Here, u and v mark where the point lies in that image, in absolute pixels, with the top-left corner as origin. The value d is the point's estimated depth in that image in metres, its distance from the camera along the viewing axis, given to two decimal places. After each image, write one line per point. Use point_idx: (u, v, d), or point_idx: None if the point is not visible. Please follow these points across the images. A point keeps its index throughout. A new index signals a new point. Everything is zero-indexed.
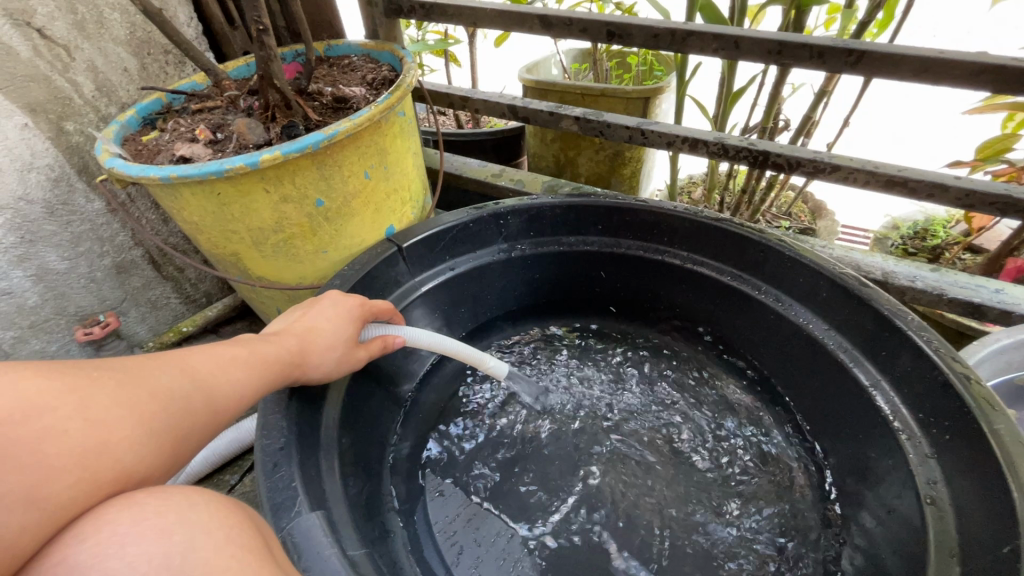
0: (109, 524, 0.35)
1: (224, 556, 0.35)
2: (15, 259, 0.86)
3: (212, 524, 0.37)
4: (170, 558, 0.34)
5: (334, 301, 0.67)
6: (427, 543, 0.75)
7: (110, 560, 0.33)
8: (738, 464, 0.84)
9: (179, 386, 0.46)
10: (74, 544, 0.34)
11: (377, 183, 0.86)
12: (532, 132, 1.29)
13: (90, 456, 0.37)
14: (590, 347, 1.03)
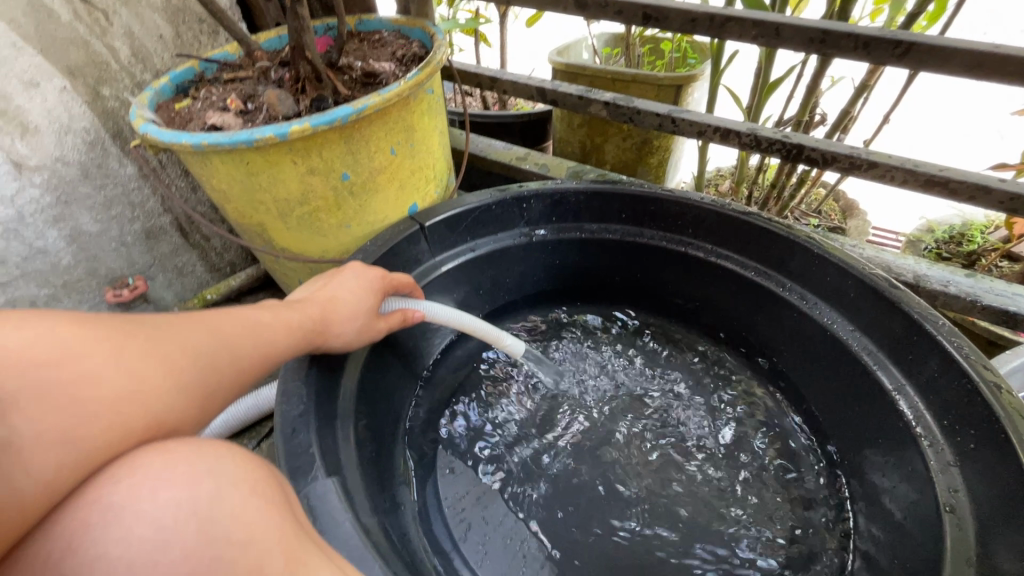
0: (142, 469, 0.36)
1: (249, 509, 0.36)
2: (51, 219, 0.89)
3: (238, 476, 0.38)
4: (198, 505, 0.35)
5: (357, 272, 0.67)
6: (436, 518, 0.77)
7: (142, 503, 0.34)
8: (752, 460, 0.83)
9: (207, 343, 0.47)
10: (108, 486, 0.35)
11: (402, 159, 0.86)
12: (559, 116, 1.28)
13: (123, 402, 0.38)
14: (606, 335, 1.02)
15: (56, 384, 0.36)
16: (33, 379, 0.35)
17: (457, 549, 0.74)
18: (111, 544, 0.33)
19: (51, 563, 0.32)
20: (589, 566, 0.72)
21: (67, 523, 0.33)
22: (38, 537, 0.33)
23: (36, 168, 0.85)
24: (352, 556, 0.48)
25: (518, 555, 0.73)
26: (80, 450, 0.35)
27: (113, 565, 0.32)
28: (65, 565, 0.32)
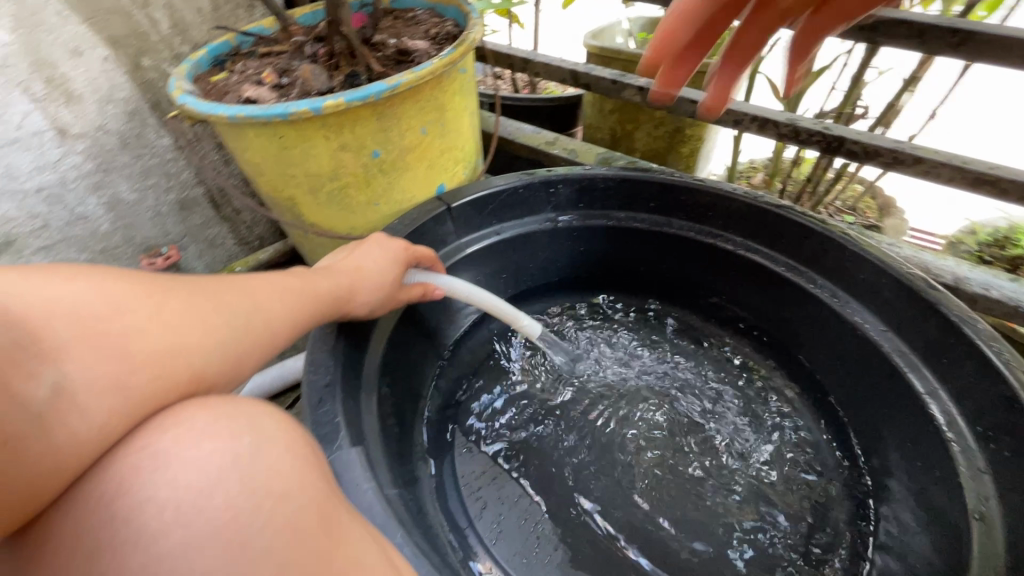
0: (187, 419, 0.38)
1: (284, 466, 0.38)
2: (91, 186, 0.90)
3: (276, 432, 0.40)
4: (240, 457, 0.36)
5: (382, 243, 0.68)
6: (453, 495, 0.78)
7: (187, 452, 0.36)
8: (773, 456, 0.81)
9: (238, 304, 0.50)
10: (156, 435, 0.37)
11: (433, 139, 0.86)
12: (590, 102, 1.26)
13: (163, 354, 0.41)
14: (628, 324, 1.01)
15: (102, 336, 0.39)
16: (82, 331, 0.38)
17: (472, 526, 0.75)
18: (160, 488, 0.34)
19: (106, 505, 0.34)
20: (603, 551, 0.73)
21: (120, 469, 0.36)
22: (93, 478, 0.36)
23: (79, 135, 0.87)
24: (375, 522, 0.49)
25: (532, 536, 0.74)
26: (127, 397, 0.38)
27: (161, 508, 0.34)
28: (118, 507, 0.34)
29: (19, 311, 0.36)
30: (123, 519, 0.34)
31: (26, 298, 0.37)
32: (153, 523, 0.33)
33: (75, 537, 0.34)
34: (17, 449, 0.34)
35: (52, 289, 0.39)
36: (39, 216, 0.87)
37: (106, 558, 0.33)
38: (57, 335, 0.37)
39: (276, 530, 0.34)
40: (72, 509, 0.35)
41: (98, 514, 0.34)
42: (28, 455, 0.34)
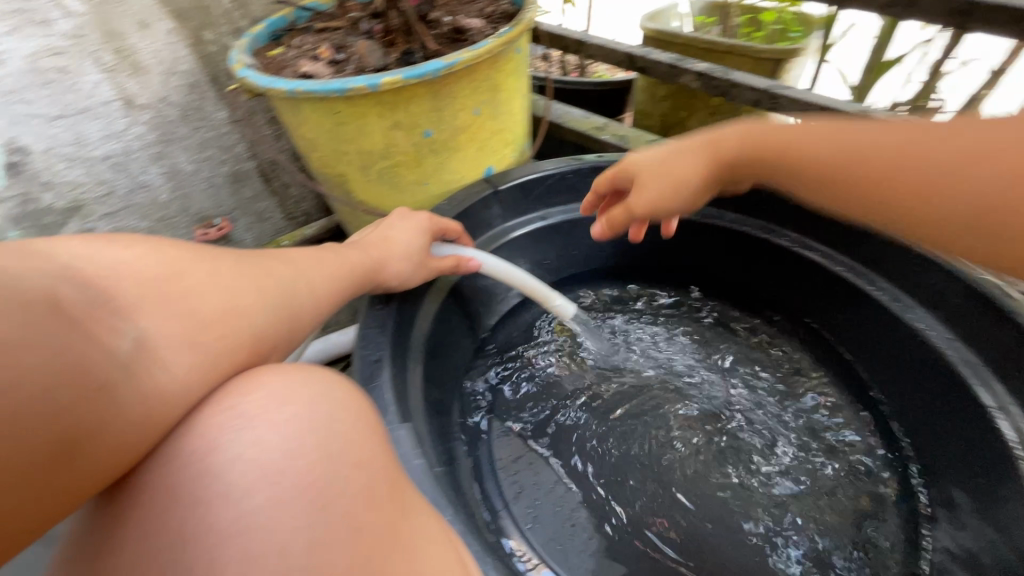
0: (266, 382, 0.40)
1: (358, 435, 0.39)
2: (152, 156, 0.93)
3: (347, 401, 0.41)
4: (323, 421, 0.38)
5: (406, 215, 0.69)
6: (490, 478, 0.78)
7: (272, 414, 0.38)
8: (823, 460, 0.78)
9: (280, 270, 0.54)
10: (238, 397, 0.39)
11: (484, 120, 0.85)
12: (642, 87, 1.22)
13: (223, 314, 0.46)
14: (670, 317, 0.98)
15: (169, 297, 0.43)
16: (153, 292, 0.42)
17: (507, 509, 0.75)
18: (247, 448, 0.36)
19: (200, 461, 0.36)
20: (638, 545, 0.72)
21: (213, 428, 0.37)
22: (188, 434, 0.38)
23: (143, 106, 0.90)
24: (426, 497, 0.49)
25: (568, 523, 0.74)
26: (197, 349, 0.42)
27: (247, 468, 0.35)
28: (211, 463, 0.36)
29: (95, 273, 0.40)
30: (214, 476, 0.35)
31: (98, 264, 0.41)
32: (242, 481, 0.35)
33: (170, 490, 0.36)
34: (115, 393, 0.37)
35: (117, 257, 0.43)
36: (105, 183, 0.90)
37: (199, 511, 0.34)
38: (128, 295, 0.41)
39: (352, 495, 0.35)
40: (169, 465, 0.37)
41: (193, 470, 0.36)
42: (125, 400, 0.37)
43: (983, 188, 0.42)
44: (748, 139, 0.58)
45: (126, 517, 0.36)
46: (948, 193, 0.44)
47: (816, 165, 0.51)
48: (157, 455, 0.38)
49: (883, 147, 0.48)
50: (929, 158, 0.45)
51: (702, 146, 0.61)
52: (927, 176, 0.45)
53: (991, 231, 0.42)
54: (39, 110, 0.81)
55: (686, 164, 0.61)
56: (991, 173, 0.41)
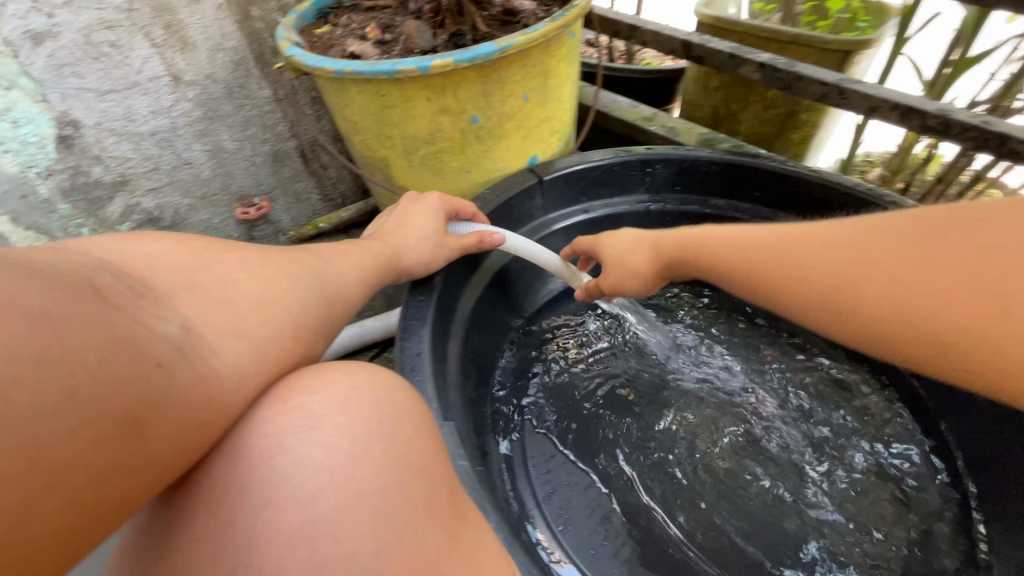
0: (331, 378, 0.40)
1: (420, 441, 0.38)
2: (197, 133, 0.93)
3: (408, 404, 0.41)
4: (386, 427, 0.38)
5: (416, 198, 0.69)
6: (522, 474, 0.76)
7: (338, 416, 0.37)
8: (874, 480, 0.74)
9: (310, 256, 0.54)
10: (302, 395, 0.38)
11: (533, 107, 0.82)
12: (694, 77, 1.16)
13: (260, 299, 0.45)
14: (712, 318, 0.94)
15: (206, 287, 0.43)
16: (189, 283, 0.42)
17: (540, 508, 0.73)
18: (316, 450, 0.35)
19: (265, 460, 0.36)
20: (674, 555, 0.69)
21: (277, 427, 0.37)
22: (251, 430, 0.37)
23: (191, 83, 0.89)
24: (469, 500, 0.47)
25: (599, 528, 0.72)
26: (240, 336, 0.42)
27: (316, 471, 0.35)
28: (279, 463, 0.35)
29: (130, 268, 0.40)
30: (282, 477, 0.35)
31: (130, 260, 0.41)
32: (311, 483, 0.34)
33: (237, 489, 0.35)
34: (171, 372, 0.36)
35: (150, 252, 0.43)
36: (151, 159, 0.91)
37: (268, 512, 0.34)
38: (162, 284, 0.40)
39: (417, 506, 0.35)
40: (233, 462, 0.36)
41: (260, 469, 0.35)
42: (182, 380, 0.36)
43: (844, 287, 0.44)
44: (681, 242, 0.61)
45: (194, 512, 0.36)
46: (815, 291, 0.46)
47: (722, 265, 0.55)
48: (220, 448, 0.38)
49: (769, 249, 0.50)
50: (799, 260, 0.47)
51: (640, 239, 0.66)
52: (801, 278, 0.47)
53: (859, 324, 0.43)
54: (90, 84, 0.81)
55: (636, 259, 0.66)
56: (846, 273, 0.44)
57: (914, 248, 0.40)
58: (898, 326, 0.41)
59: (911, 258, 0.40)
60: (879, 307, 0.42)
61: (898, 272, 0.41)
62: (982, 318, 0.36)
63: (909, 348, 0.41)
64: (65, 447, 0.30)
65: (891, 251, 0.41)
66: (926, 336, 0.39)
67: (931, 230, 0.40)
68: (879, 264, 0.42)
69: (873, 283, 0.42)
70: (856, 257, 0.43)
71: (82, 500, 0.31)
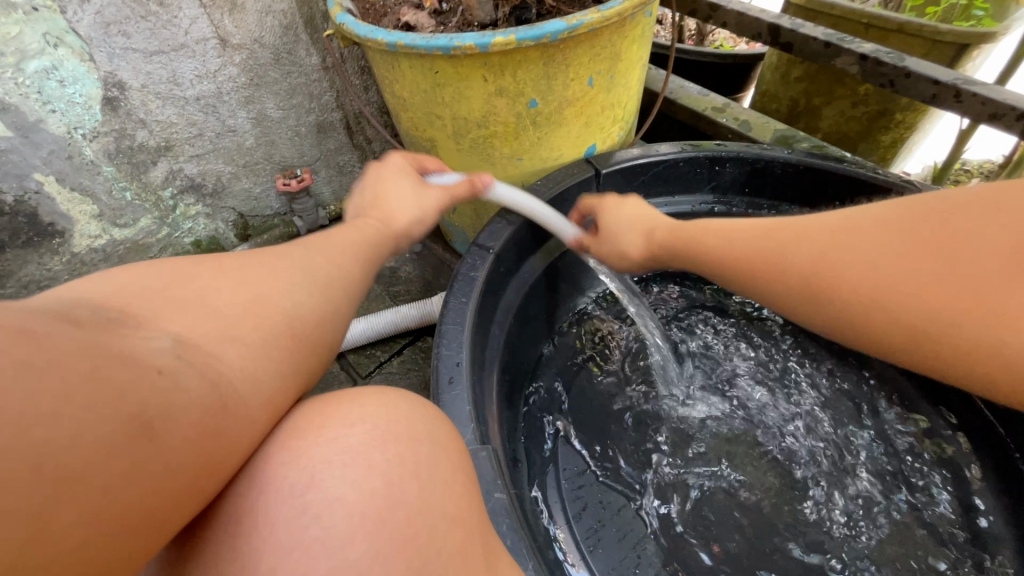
0: (365, 407, 0.37)
1: (456, 484, 0.35)
2: (242, 99, 0.90)
3: (446, 441, 0.37)
4: (420, 468, 0.34)
5: (384, 163, 0.63)
6: (552, 486, 0.72)
7: (373, 453, 0.34)
8: (936, 533, 0.67)
9: (324, 251, 0.49)
10: (334, 425, 0.35)
11: (597, 93, 0.75)
12: (773, 64, 1.05)
13: (278, 304, 0.41)
14: (774, 336, 0.85)
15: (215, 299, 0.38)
16: (204, 297, 0.38)
17: (569, 526, 0.69)
18: (349, 489, 0.33)
19: (295, 495, 0.32)
20: None
21: (308, 460, 0.34)
22: (284, 458, 0.34)
23: (238, 47, 0.85)
24: (507, 547, 0.42)
25: (633, 552, 0.67)
26: (263, 357, 0.38)
27: (348, 512, 0.32)
28: (310, 500, 0.32)
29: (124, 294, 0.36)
30: (313, 516, 0.32)
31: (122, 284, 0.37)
32: (340, 527, 0.31)
33: (263, 525, 0.32)
34: (183, 393, 0.32)
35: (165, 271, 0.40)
36: (196, 124, 0.89)
37: (294, 555, 0.31)
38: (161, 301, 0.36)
39: (451, 556, 0.32)
40: (260, 493, 0.33)
41: (289, 507, 0.32)
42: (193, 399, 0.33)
43: (822, 274, 0.47)
44: (676, 233, 0.58)
45: (214, 548, 0.32)
46: (803, 282, 0.48)
47: (704, 257, 0.56)
48: (244, 477, 0.34)
49: (755, 240, 0.52)
50: (779, 251, 0.50)
51: (629, 222, 0.63)
52: (782, 270, 0.50)
53: (845, 310, 0.46)
54: (137, 45, 0.78)
55: (631, 246, 0.62)
56: (824, 261, 0.47)
57: (893, 240, 0.44)
58: (878, 312, 0.44)
59: (891, 252, 0.44)
60: (856, 294, 0.45)
61: (875, 259, 0.44)
62: (962, 306, 0.40)
63: (889, 335, 0.44)
64: (65, 486, 0.27)
65: (873, 243, 0.45)
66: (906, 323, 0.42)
67: (909, 224, 0.44)
68: (865, 256, 0.45)
69: (849, 270, 0.45)
70: (840, 248, 0.46)
71: (91, 551, 0.28)
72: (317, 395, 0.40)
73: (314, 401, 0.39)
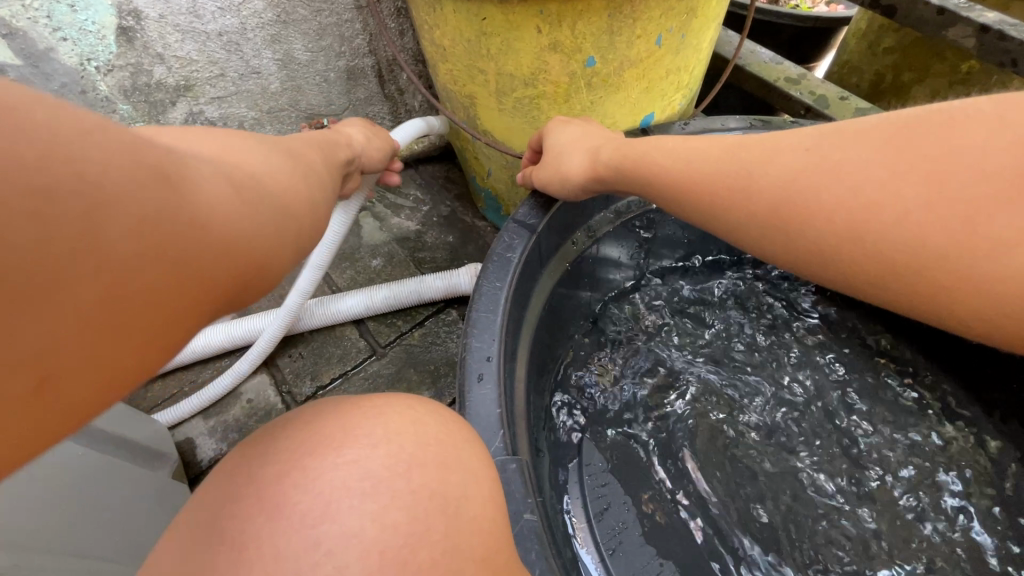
0: (390, 422, 0.32)
1: (486, 519, 0.31)
2: (268, 38, 0.82)
3: (478, 469, 0.33)
4: (448, 502, 0.30)
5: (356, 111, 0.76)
6: (573, 480, 0.67)
7: (398, 482, 0.30)
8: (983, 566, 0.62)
9: (302, 216, 0.44)
10: (352, 443, 0.31)
11: (665, 54, 0.65)
12: (860, 31, 0.92)
13: (269, 203, 0.39)
14: (822, 339, 0.78)
15: (203, 252, 0.32)
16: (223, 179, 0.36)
17: (590, 526, 0.65)
18: (369, 522, 0.29)
19: (307, 526, 0.28)
20: None
21: (326, 483, 0.29)
22: (298, 479, 0.30)
23: None
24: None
25: (654, 558, 0.63)
26: (267, 233, 0.37)
27: (366, 550, 0.28)
28: (327, 532, 0.28)
29: (113, 151, 0.28)
30: (326, 552, 0.28)
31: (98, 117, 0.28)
32: (357, 566, 0.28)
33: (269, 558, 0.27)
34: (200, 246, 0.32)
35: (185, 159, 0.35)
36: (217, 63, 0.82)
37: None
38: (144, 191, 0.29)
39: None
40: (267, 518, 0.28)
41: (302, 539, 0.28)
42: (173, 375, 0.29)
43: (798, 202, 0.45)
44: (621, 152, 0.56)
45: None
46: (773, 208, 0.46)
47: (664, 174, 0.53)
48: (247, 496, 0.29)
49: (724, 159, 0.49)
50: (750, 170, 0.47)
51: (575, 145, 0.60)
52: (749, 190, 0.47)
53: (830, 235, 0.44)
54: None
55: (573, 164, 0.59)
56: (800, 181, 0.45)
57: (915, 168, 0.41)
58: (863, 242, 0.43)
59: (884, 176, 0.42)
60: (836, 223, 0.43)
61: (862, 183, 0.42)
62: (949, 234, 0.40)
63: (876, 261, 0.43)
64: None
65: (866, 165, 0.42)
66: (890, 252, 0.42)
67: (886, 142, 0.42)
68: (850, 183, 0.43)
69: (828, 193, 0.44)
70: (825, 171, 0.44)
71: None
72: (336, 400, 0.35)
73: (330, 407, 0.34)
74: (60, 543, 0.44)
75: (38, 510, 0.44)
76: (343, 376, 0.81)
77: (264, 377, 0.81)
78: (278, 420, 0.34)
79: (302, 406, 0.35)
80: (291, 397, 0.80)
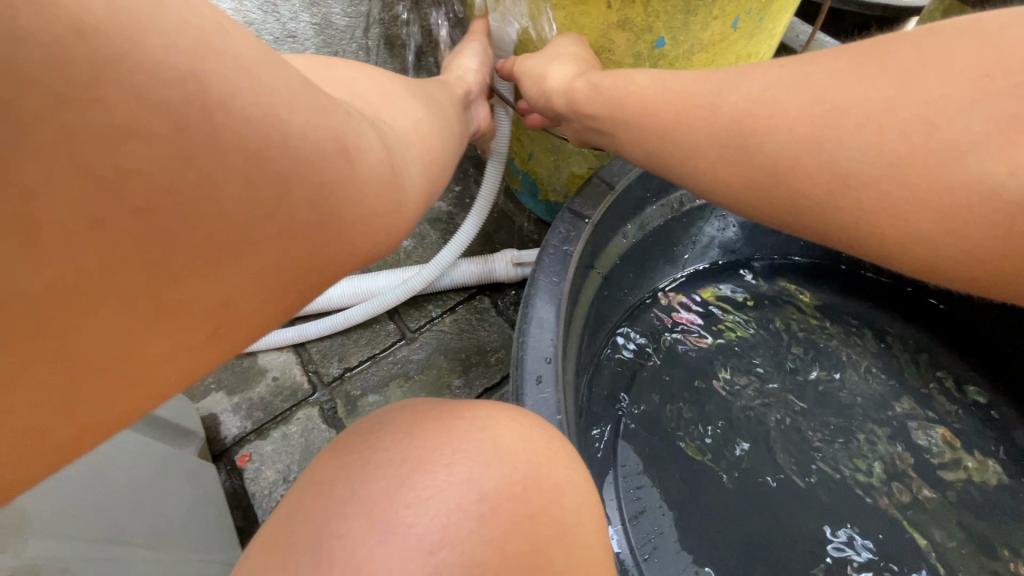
0: (496, 440, 0.31)
1: (599, 545, 0.30)
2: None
3: (584, 490, 0.31)
4: (566, 532, 0.29)
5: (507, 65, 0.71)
6: (609, 482, 0.63)
7: (513, 505, 0.29)
8: None
9: (410, 209, 0.42)
10: (458, 462, 0.30)
11: (738, 38, 0.61)
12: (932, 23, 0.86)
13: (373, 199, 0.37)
14: (865, 347, 0.75)
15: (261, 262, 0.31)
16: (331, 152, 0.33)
17: (624, 529, 0.61)
18: (488, 549, 0.27)
19: (425, 551, 0.27)
20: None
21: (436, 505, 0.28)
22: (409, 498, 0.28)
23: None
24: None
25: (689, 565, 0.60)
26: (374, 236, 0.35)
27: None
28: (445, 559, 0.27)
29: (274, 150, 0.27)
30: None
31: (294, 97, 0.31)
32: None
33: None
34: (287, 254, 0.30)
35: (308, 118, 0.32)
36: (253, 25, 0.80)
37: None
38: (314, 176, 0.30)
39: None
40: (379, 539, 0.27)
41: (419, 567, 0.27)
42: None
43: (762, 116, 0.42)
44: (637, 98, 0.50)
45: None
46: (739, 119, 0.43)
47: None
48: (354, 513, 0.28)
49: (700, 86, 0.47)
50: (720, 98, 0.45)
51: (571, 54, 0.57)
52: (718, 107, 0.45)
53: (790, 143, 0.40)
54: None
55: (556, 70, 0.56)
56: (772, 95, 0.42)
57: None
58: (820, 150, 0.39)
59: (923, 108, 0.35)
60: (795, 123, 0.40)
61: (823, 88, 0.39)
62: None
63: (825, 171, 0.38)
64: None
65: (857, 93, 0.37)
66: (890, 191, 0.36)
67: None
68: (891, 126, 0.36)
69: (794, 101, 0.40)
70: (798, 80, 0.41)
71: None
72: (423, 405, 0.34)
73: (420, 420, 0.32)
74: (93, 531, 0.42)
75: (74, 497, 0.42)
76: (372, 359, 0.79)
77: (290, 355, 0.79)
78: (365, 429, 0.33)
79: (386, 414, 0.34)
80: (317, 377, 0.78)
